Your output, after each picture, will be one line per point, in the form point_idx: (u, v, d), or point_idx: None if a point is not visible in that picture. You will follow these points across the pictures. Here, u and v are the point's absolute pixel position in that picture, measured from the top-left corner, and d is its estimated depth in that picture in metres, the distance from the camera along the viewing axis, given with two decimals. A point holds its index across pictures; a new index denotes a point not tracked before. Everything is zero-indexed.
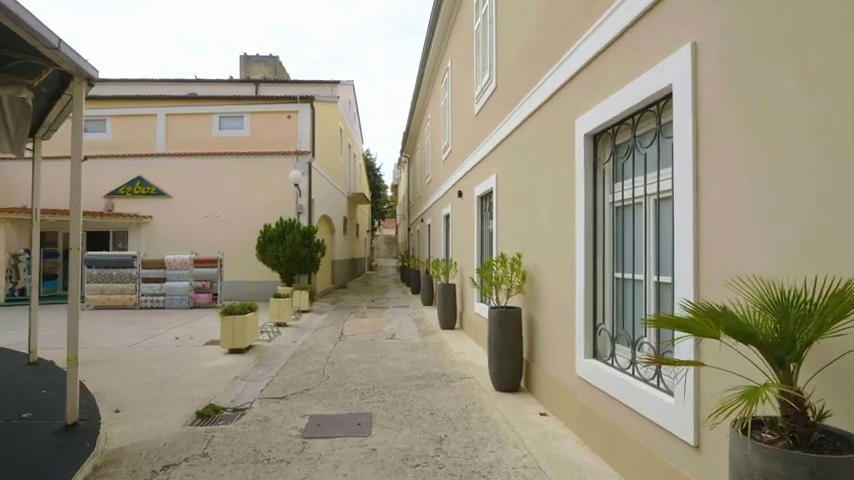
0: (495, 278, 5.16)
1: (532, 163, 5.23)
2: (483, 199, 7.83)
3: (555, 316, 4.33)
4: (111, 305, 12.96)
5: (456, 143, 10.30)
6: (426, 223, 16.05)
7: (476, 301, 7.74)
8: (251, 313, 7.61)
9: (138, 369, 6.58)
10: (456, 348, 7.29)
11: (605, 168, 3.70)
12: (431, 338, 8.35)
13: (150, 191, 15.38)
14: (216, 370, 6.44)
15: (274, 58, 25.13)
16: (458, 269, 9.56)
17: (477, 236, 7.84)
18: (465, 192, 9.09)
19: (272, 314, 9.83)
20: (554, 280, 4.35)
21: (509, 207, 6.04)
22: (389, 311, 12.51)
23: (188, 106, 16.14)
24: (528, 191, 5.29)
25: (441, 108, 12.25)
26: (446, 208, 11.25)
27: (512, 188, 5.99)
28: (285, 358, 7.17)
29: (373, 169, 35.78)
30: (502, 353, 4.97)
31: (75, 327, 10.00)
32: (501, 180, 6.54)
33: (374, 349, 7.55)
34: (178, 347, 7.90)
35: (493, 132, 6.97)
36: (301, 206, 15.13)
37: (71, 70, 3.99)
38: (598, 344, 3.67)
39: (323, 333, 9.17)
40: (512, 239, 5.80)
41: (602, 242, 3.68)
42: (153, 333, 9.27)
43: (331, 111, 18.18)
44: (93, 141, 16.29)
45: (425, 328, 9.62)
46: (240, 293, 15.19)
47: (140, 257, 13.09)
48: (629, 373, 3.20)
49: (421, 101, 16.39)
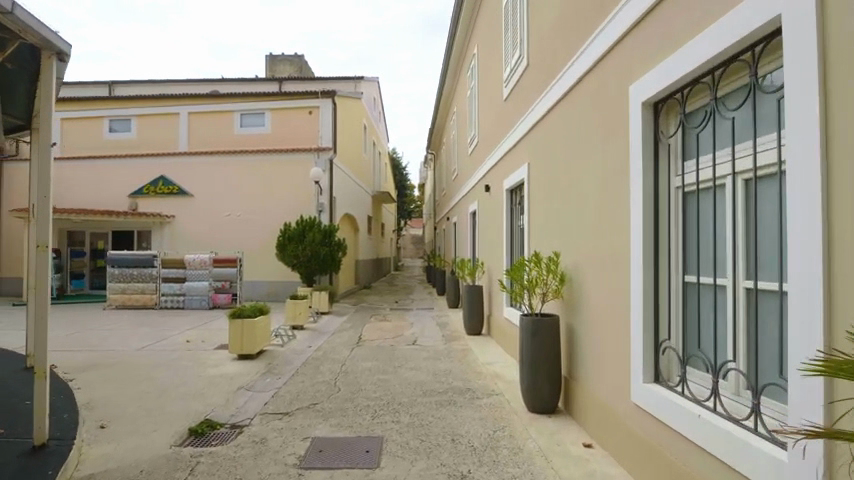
0: (528, 281, 4.41)
1: (569, 148, 4.53)
2: (512, 193, 7.13)
3: (602, 328, 3.64)
4: (131, 306, 12.64)
5: (482, 134, 9.57)
6: (452, 221, 15.39)
7: (505, 305, 7.04)
8: (261, 316, 7.06)
9: (139, 375, 6.09)
10: (483, 358, 6.60)
11: (670, 144, 3.01)
12: (456, 345, 7.67)
13: (172, 190, 15.12)
14: (220, 378, 5.89)
15: (299, 57, 24.79)
16: (485, 270, 8.88)
17: (506, 233, 7.14)
18: (493, 186, 8.37)
19: (288, 316, 9.31)
20: (600, 284, 3.67)
21: (543, 200, 5.32)
22: (413, 314, 11.88)
23: (210, 103, 15.75)
24: (565, 180, 4.60)
25: (467, 98, 11.57)
26: (473, 205, 10.53)
27: (546, 179, 5.29)
28: (297, 366, 6.61)
29: (399, 168, 35.27)
30: (536, 369, 4.28)
31: (88, 329, 9.64)
32: (533, 171, 5.83)
33: (393, 357, 6.92)
34: (187, 351, 7.40)
35: (524, 118, 6.26)
36: (322, 204, 14.63)
37: (37, 43, 3.49)
38: (661, 364, 3.00)
39: (340, 337, 8.60)
40: (547, 237, 5.09)
41: (665, 236, 2.98)
42: (165, 335, 8.82)
43: (354, 107, 17.66)
44: (118, 141, 16.10)
45: (449, 333, 8.95)
46: (261, 293, 14.79)
47: (160, 256, 12.76)
48: (709, 408, 2.54)
49: (446, 94, 15.69)
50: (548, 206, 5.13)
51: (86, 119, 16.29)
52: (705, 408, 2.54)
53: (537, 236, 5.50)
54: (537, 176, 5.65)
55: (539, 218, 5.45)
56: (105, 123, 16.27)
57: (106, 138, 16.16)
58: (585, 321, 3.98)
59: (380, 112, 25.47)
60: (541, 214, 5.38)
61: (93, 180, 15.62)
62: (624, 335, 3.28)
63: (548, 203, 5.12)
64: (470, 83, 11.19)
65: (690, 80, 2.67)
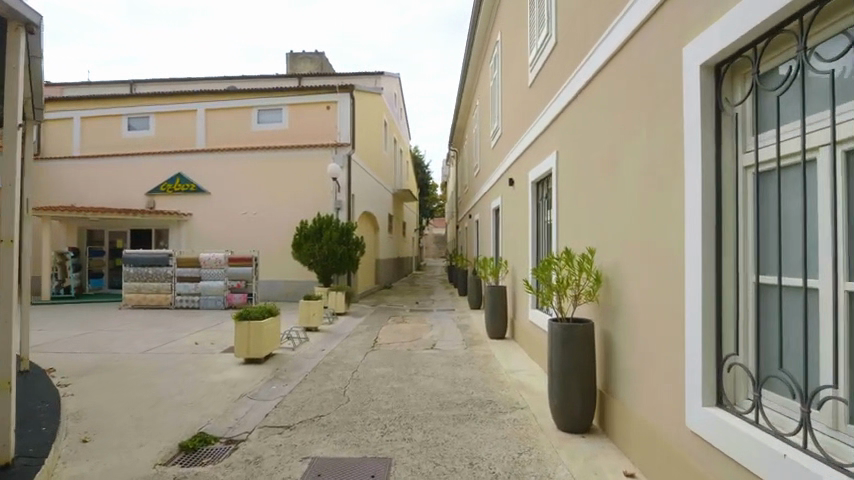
0: (558, 281, 3.87)
1: (604, 130, 3.98)
2: (539, 185, 6.59)
3: (647, 336, 3.10)
4: (147, 305, 12.46)
5: (506, 126, 9.01)
6: (474, 219, 14.83)
7: (531, 308, 6.50)
8: (269, 318, 6.65)
9: (138, 379, 5.73)
10: (506, 365, 6.06)
11: (736, 114, 2.46)
12: (478, 350, 7.14)
13: (190, 188, 14.93)
14: (222, 384, 5.49)
15: (320, 54, 24.50)
16: (509, 269, 8.34)
17: (532, 230, 6.61)
18: (517, 179, 7.82)
19: (301, 318, 8.93)
20: (645, 286, 3.13)
21: (574, 192, 4.77)
22: (432, 315, 11.37)
23: (227, 100, 15.47)
24: (599, 167, 4.04)
25: (490, 89, 11.02)
26: (496, 201, 10.01)
27: (577, 168, 4.73)
28: (306, 372, 6.18)
29: (420, 166, 34.78)
30: (568, 382, 3.74)
31: (99, 329, 9.42)
32: (562, 160, 5.27)
33: (409, 363, 6.44)
34: (193, 354, 7.04)
35: (552, 102, 5.70)
36: (340, 201, 14.21)
37: (1, 14, 3.09)
38: (725, 383, 2.45)
39: (355, 340, 8.16)
40: (579, 233, 4.54)
41: (731, 226, 2.44)
42: (175, 337, 8.49)
43: (374, 103, 17.25)
44: (136, 140, 15.99)
45: (470, 336, 8.43)
46: (278, 293, 14.46)
47: (175, 255, 12.52)
48: (796, 444, 1.99)
49: (469, 88, 15.16)
50: (579, 199, 4.58)
51: (106, 117, 16.24)
52: (792, 444, 1.99)
53: (567, 231, 4.96)
54: (566, 166, 5.10)
55: (569, 211, 4.90)
56: (123, 121, 16.21)
57: (124, 136, 16.09)
58: (625, 328, 3.44)
59: (401, 109, 25.02)
60: (572, 207, 4.82)
61: (114, 177, 15.63)
62: (676, 347, 2.73)
63: (580, 194, 4.56)
64: (493, 73, 10.64)
65: (770, 29, 2.11)
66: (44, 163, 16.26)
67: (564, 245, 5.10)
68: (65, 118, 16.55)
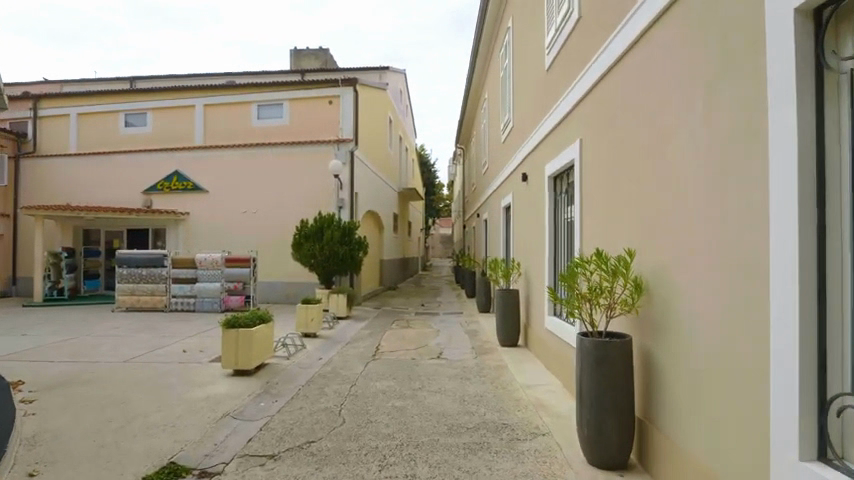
0: (590, 289, 3.32)
1: (647, 111, 3.36)
2: (556, 180, 6.01)
3: (710, 361, 2.49)
4: (141, 308, 11.94)
5: (519, 117, 8.39)
6: (483, 217, 14.19)
7: (549, 314, 5.94)
8: (260, 325, 6.09)
9: (113, 394, 5.18)
10: (521, 379, 5.45)
11: (845, 71, 1.82)
12: (488, 361, 6.53)
13: (188, 186, 14.42)
14: (203, 401, 4.92)
15: (324, 51, 23.94)
16: (522, 272, 7.74)
17: (548, 230, 6.03)
18: (532, 174, 7.22)
19: (299, 323, 8.40)
20: (707, 298, 2.53)
21: (605, 185, 4.15)
22: (439, 319, 10.77)
23: (226, 95, 14.90)
24: (641, 154, 3.43)
25: (500, 78, 10.40)
26: (507, 198, 9.40)
27: (609, 157, 4.11)
28: (300, 385, 5.61)
29: (426, 165, 34.19)
30: (604, 411, 3.14)
31: (86, 334, 8.90)
32: (589, 151, 4.65)
33: (413, 375, 5.84)
34: (179, 363, 6.49)
35: (575, 85, 5.09)
36: (342, 199, 13.60)
37: None
38: (829, 432, 1.83)
39: (355, 347, 7.58)
40: (612, 233, 3.93)
41: (839, 223, 1.82)
42: (164, 343, 7.95)
43: (378, 98, 16.67)
44: (134, 136, 15.51)
45: (480, 343, 7.82)
46: (278, 295, 13.87)
47: (171, 256, 11.97)
48: None
49: (477, 81, 14.51)
50: (612, 194, 3.97)
51: (104, 114, 15.79)
52: None
53: (596, 231, 4.36)
54: (594, 157, 4.48)
55: (599, 208, 4.29)
56: (121, 117, 15.74)
57: (122, 133, 15.61)
58: (678, 348, 2.82)
59: (406, 106, 24.42)
60: (603, 203, 4.20)
61: (112, 174, 15.18)
62: (753, 378, 2.12)
63: (613, 189, 3.96)
64: (503, 62, 10.02)
65: None
66: (42, 159, 15.84)
67: (590, 247, 4.52)
68: (63, 114, 16.09)
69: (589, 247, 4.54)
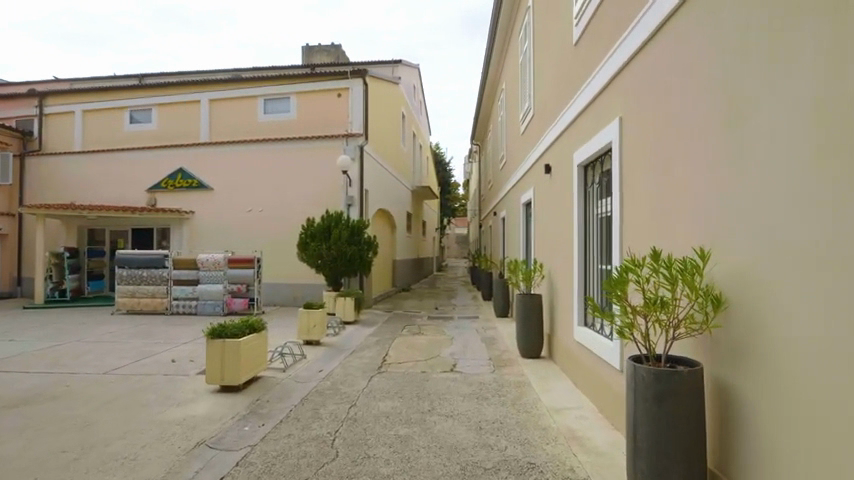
0: (648, 301, 2.57)
1: (717, 71, 2.63)
2: (588, 168, 5.25)
3: (835, 407, 1.78)
4: (141, 311, 11.38)
5: (542, 103, 7.59)
6: (500, 215, 13.39)
7: (580, 325, 5.19)
8: (252, 335, 5.43)
9: (79, 414, 4.53)
10: (547, 402, 4.68)
11: None
12: (508, 376, 5.76)
13: (192, 184, 13.88)
14: (178, 425, 4.24)
15: (337, 47, 23.24)
16: (544, 274, 6.96)
17: (577, 225, 5.30)
18: (558, 165, 6.44)
19: (300, 329, 7.74)
20: (824, 317, 1.83)
21: (653, 172, 3.44)
22: (453, 324, 10.03)
23: (231, 89, 14.28)
24: (708, 128, 2.71)
25: (519, 65, 9.61)
26: (527, 194, 8.62)
27: (657, 137, 3.38)
28: (294, 404, 4.93)
29: (441, 163, 33.51)
30: (665, 465, 2.43)
31: (76, 339, 8.31)
32: (630, 132, 3.90)
33: (422, 393, 5.11)
34: (164, 376, 5.84)
35: (610, 56, 4.34)
36: (351, 196, 12.92)
37: None
38: None
39: (360, 358, 6.88)
40: (666, 228, 3.21)
41: None
42: (154, 351, 7.32)
43: (389, 91, 15.96)
44: (139, 133, 15.01)
45: (498, 354, 7.05)
46: (285, 297, 13.24)
47: (171, 256, 11.34)
48: None
49: (494, 71, 13.69)
50: (664, 183, 3.25)
51: (108, 111, 15.33)
52: None
53: (641, 227, 3.64)
54: (637, 139, 3.74)
55: (645, 200, 3.57)
56: (126, 114, 15.25)
57: (127, 130, 15.13)
58: (775, 383, 2.11)
59: (420, 102, 23.63)
60: (650, 194, 3.47)
61: (117, 172, 14.71)
62: None
63: (665, 175, 3.24)
64: (523, 45, 9.26)
65: None
66: (46, 157, 15.41)
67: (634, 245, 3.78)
68: (68, 111, 15.64)
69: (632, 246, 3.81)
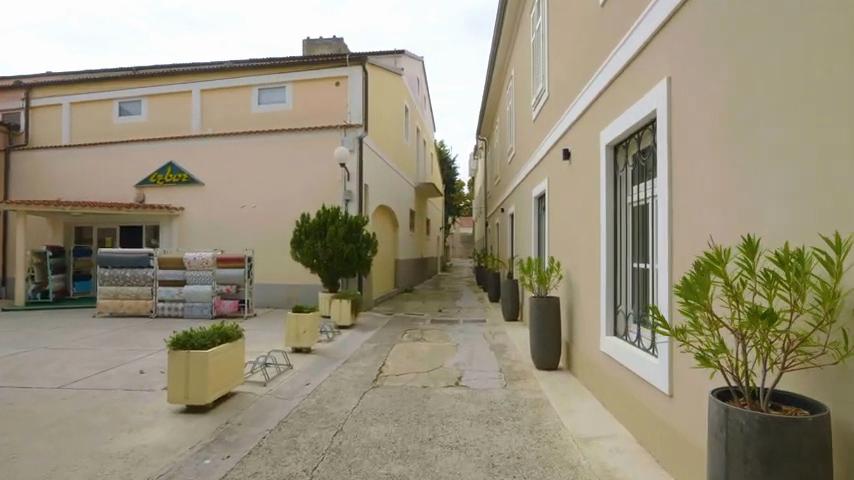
0: (752, 311, 1.74)
1: (808, 7, 2.03)
2: (618, 148, 4.44)
3: None
4: (124, 313, 10.64)
5: (559, 82, 6.76)
6: (508, 211, 12.56)
7: (609, 335, 4.39)
8: (225, 345, 4.68)
9: (9, 441, 3.78)
10: (570, 430, 3.88)
11: None
12: (522, 392, 4.97)
13: (182, 179, 13.15)
14: (124, 458, 3.49)
15: (339, 40, 22.45)
16: (562, 275, 6.13)
17: (606, 217, 4.49)
18: (579, 150, 5.63)
19: (288, 335, 6.96)
20: None
21: (706, 151, 2.81)
22: (458, 329, 9.22)
23: (224, 78, 13.49)
24: (795, 84, 2.10)
25: (531, 45, 8.76)
26: (541, 185, 7.80)
27: (713, 108, 2.76)
28: (270, 428, 4.15)
29: (446, 161, 32.71)
30: None
31: (43, 346, 7.57)
32: (677, 100, 3.16)
33: (422, 416, 4.31)
34: (125, 391, 5.08)
35: (647, 13, 3.60)
36: (350, 191, 12.13)
37: None
38: None
39: (353, 369, 6.08)
40: (729, 218, 2.57)
41: None
42: (123, 360, 6.55)
43: (391, 82, 15.17)
44: (127, 126, 14.28)
45: (509, 364, 6.25)
46: (279, 299, 12.48)
47: (156, 255, 10.56)
48: None
49: (501, 57, 12.85)
50: (725, 162, 2.62)
51: (96, 102, 14.60)
52: None
53: (689, 221, 2.97)
54: (687, 108, 3.03)
55: (696, 185, 2.91)
56: (115, 106, 14.52)
57: (115, 123, 14.40)
58: None
59: (424, 95, 22.82)
60: (703, 178, 2.83)
61: (104, 167, 13.98)
62: None
63: (727, 152, 2.60)
64: (536, 22, 8.42)
65: None
66: (31, 151, 14.71)
67: (681, 240, 3.07)
68: (55, 103, 14.95)
69: (681, 241, 3.08)
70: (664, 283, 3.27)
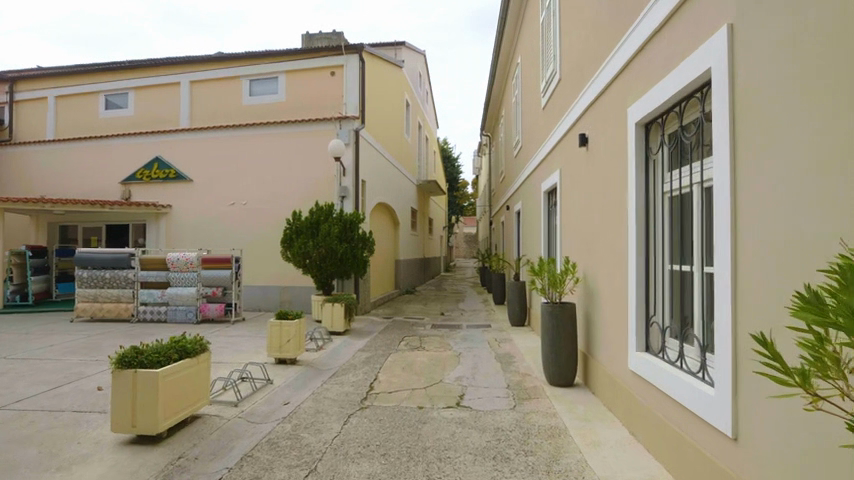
0: None
1: None
2: (650, 127, 3.71)
3: None
4: (104, 317, 9.97)
5: (573, 60, 6.02)
6: (515, 209, 11.80)
7: (642, 352, 3.65)
8: (187, 362, 3.97)
9: None
10: (596, 472, 3.15)
11: None
12: (534, 416, 4.23)
13: (170, 175, 12.49)
14: None
15: (338, 34, 21.65)
16: (580, 278, 5.36)
17: (635, 210, 3.74)
18: (598, 133, 4.88)
19: (270, 345, 6.24)
20: None
21: (761, 143, 2.27)
22: (461, 335, 8.50)
23: (214, 69, 12.79)
24: None
25: (541, 25, 8.03)
26: (552, 178, 7.06)
27: (766, 90, 2.24)
28: (231, 464, 3.42)
29: (449, 158, 32.01)
30: None
31: (3, 355, 6.88)
32: (742, 55, 2.41)
33: (416, 449, 3.58)
34: (72, 413, 4.38)
35: None
36: (345, 187, 11.37)
37: None
38: None
39: (340, 385, 5.35)
40: (803, 220, 1.99)
41: None
42: (84, 372, 5.85)
43: (390, 74, 14.48)
44: (114, 120, 13.61)
45: (518, 378, 5.52)
46: (271, 302, 11.78)
47: (138, 256, 9.80)
48: None
49: (507, 45, 12.11)
50: (789, 154, 2.09)
51: (82, 95, 13.95)
52: None
53: (749, 229, 2.35)
54: (749, 71, 2.35)
55: (756, 184, 2.30)
56: (101, 99, 13.85)
57: (101, 117, 13.73)
58: None
59: (426, 90, 22.08)
60: (762, 176, 2.26)
61: (89, 163, 13.31)
62: None
63: (791, 139, 2.07)
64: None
65: None
66: (13, 146, 14.05)
67: (746, 244, 2.38)
68: (40, 97, 14.31)
69: (745, 244, 2.37)
70: (726, 293, 2.50)
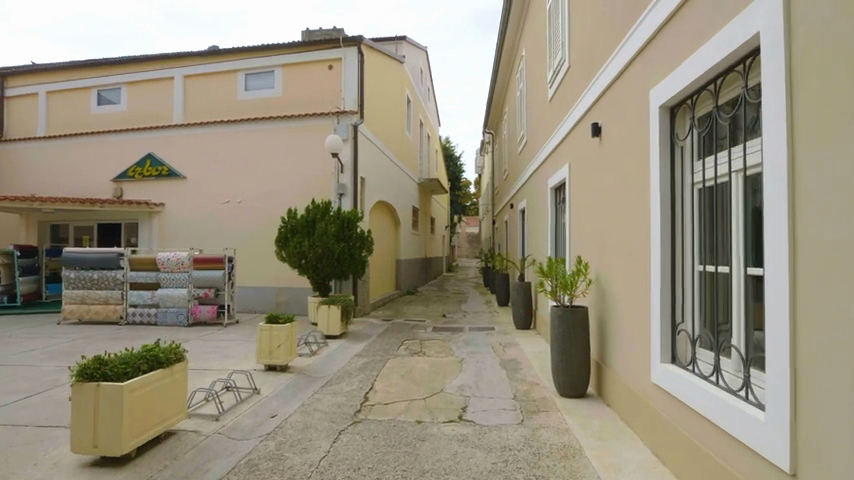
0: None
1: None
2: (675, 111, 3.30)
3: None
4: (92, 320, 9.58)
5: (583, 45, 5.61)
6: (519, 207, 11.38)
7: (669, 362, 3.23)
8: (159, 373, 3.58)
9: None
10: None
11: None
12: (544, 433, 3.82)
13: (163, 172, 12.11)
14: None
15: (339, 31, 21.21)
16: (593, 280, 4.93)
17: (658, 203, 3.33)
18: (613, 121, 4.47)
19: (259, 351, 5.84)
20: None
21: (827, 116, 1.87)
22: (463, 339, 8.09)
23: (208, 63, 12.40)
24: None
25: (547, 12, 7.62)
26: (560, 173, 6.65)
27: (833, 53, 1.84)
28: None
29: (451, 157, 31.62)
30: None
31: None
32: (800, 14, 2.01)
33: (413, 472, 3.17)
34: (36, 428, 3.99)
35: None
36: (343, 184, 10.93)
37: None
38: None
39: (332, 395, 4.94)
40: None
41: None
42: (59, 380, 5.45)
43: (391, 68, 14.08)
44: (106, 116, 13.25)
45: (524, 388, 5.12)
46: (267, 303, 11.38)
47: (127, 255, 9.42)
48: None
49: (511, 38, 11.69)
50: None
51: (74, 91, 13.58)
52: None
53: (812, 221, 1.94)
54: (809, 32, 1.95)
55: (821, 166, 1.90)
56: (93, 95, 13.47)
57: (94, 113, 13.36)
58: None
59: (428, 87, 21.68)
60: (829, 156, 1.86)
61: (80, 161, 12.93)
62: None
63: None
64: None
65: None
66: (4, 143, 13.70)
67: (807, 239, 1.97)
68: (31, 93, 13.95)
69: (806, 240, 1.97)
70: (780, 297, 2.11)
